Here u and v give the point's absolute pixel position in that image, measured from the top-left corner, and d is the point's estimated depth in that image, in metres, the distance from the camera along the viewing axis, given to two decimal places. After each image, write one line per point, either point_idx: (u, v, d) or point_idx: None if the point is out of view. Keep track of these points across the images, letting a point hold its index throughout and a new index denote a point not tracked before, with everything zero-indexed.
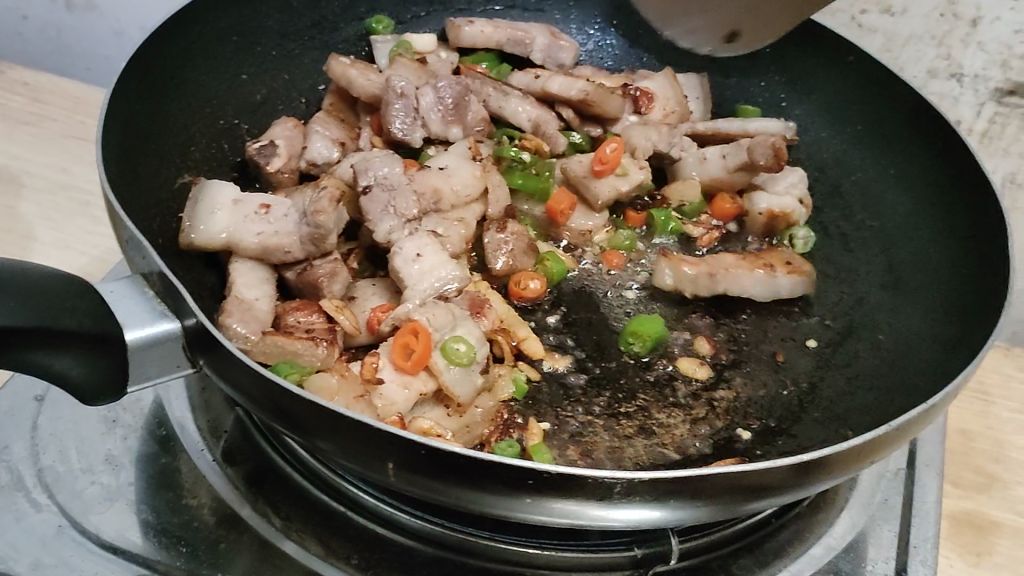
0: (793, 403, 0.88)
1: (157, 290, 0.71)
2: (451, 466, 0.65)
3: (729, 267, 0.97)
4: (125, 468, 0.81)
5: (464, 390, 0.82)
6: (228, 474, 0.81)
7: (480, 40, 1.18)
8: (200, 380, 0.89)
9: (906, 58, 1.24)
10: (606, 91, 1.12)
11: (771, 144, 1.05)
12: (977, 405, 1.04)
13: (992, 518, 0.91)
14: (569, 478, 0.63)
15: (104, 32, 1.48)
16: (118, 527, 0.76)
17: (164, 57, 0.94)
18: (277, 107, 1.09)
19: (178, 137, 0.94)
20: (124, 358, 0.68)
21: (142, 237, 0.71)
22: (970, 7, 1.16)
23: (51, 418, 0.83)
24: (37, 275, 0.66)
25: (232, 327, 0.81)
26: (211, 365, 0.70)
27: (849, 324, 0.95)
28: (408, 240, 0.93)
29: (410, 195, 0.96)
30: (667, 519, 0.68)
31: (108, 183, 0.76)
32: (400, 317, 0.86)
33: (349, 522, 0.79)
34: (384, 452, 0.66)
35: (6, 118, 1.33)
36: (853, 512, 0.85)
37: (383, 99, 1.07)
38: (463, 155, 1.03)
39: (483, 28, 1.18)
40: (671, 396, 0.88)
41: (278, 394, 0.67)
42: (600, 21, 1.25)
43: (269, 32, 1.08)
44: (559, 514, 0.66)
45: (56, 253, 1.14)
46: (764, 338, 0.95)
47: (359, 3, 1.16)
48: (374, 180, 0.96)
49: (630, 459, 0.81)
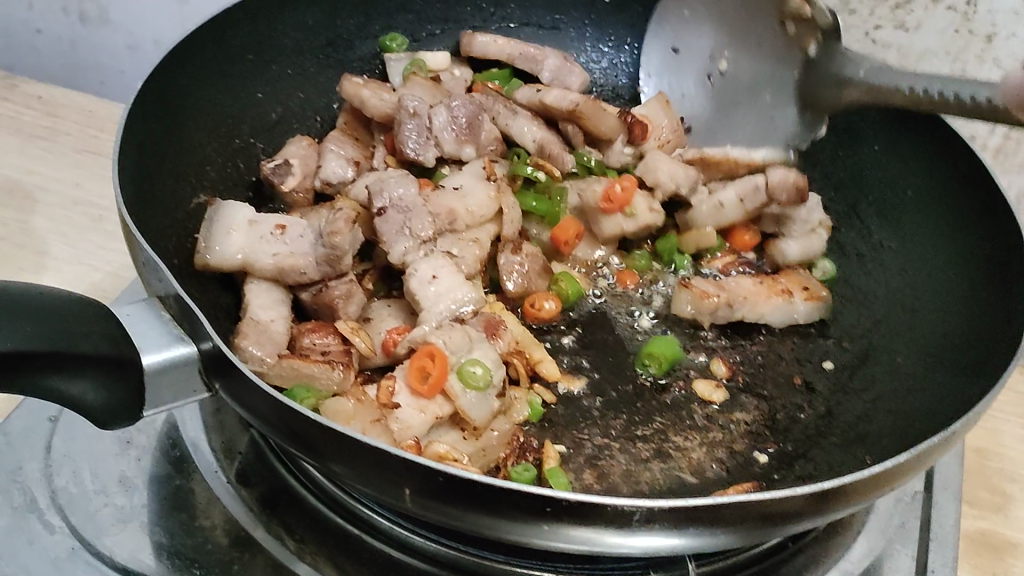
0: (810, 427, 0.88)
1: (173, 313, 0.71)
2: (468, 491, 0.63)
3: (745, 290, 0.97)
4: (138, 489, 0.80)
5: (481, 414, 0.81)
6: (242, 495, 0.81)
7: (493, 51, 1.19)
8: (214, 401, 0.88)
9: (920, 74, 1.23)
10: (597, 106, 1.11)
11: (792, 182, 1.02)
12: (993, 424, 1.04)
13: (1009, 539, 0.90)
14: (588, 504, 0.61)
15: (117, 46, 1.49)
16: (131, 549, 0.76)
17: (181, 77, 0.94)
18: (292, 125, 1.10)
19: (194, 157, 0.94)
20: (141, 384, 0.68)
21: (159, 260, 0.71)
22: (985, 24, 1.16)
23: (64, 439, 0.83)
24: (53, 297, 0.66)
25: (247, 350, 0.80)
26: (227, 390, 0.70)
27: (868, 348, 0.95)
28: (425, 262, 0.93)
29: (426, 216, 0.96)
30: (685, 546, 0.67)
31: (125, 205, 0.75)
32: (416, 340, 0.87)
33: (363, 545, 0.78)
34: (401, 475, 0.64)
35: (19, 133, 1.33)
36: (869, 535, 0.85)
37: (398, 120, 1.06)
38: (478, 174, 1.03)
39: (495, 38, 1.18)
40: (688, 419, 0.88)
41: (292, 417, 0.66)
42: (614, 38, 1.25)
43: (285, 51, 1.08)
44: (577, 540, 0.65)
45: (69, 269, 1.14)
46: (781, 361, 0.95)
47: (374, 20, 1.16)
48: (389, 201, 0.96)
49: (647, 482, 0.82)
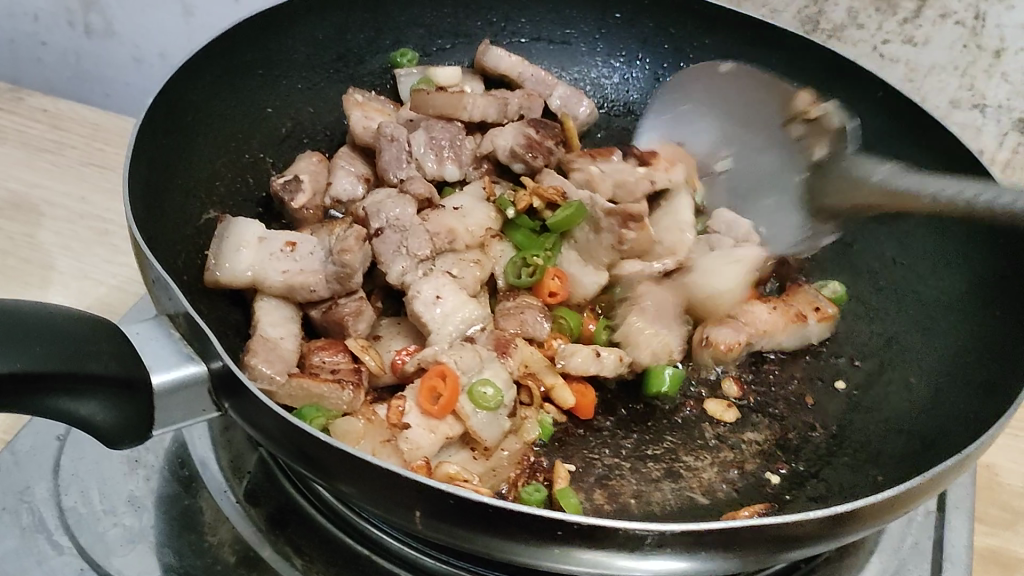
0: (821, 447, 0.87)
1: (183, 331, 0.69)
2: (477, 514, 0.62)
3: (763, 321, 0.95)
4: (146, 509, 0.80)
5: (491, 433, 0.83)
6: (251, 515, 0.80)
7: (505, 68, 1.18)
8: (223, 419, 0.88)
9: (928, 88, 1.22)
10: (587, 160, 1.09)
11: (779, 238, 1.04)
12: (1003, 441, 1.03)
13: (1021, 557, 0.89)
14: (599, 529, 0.60)
15: (123, 59, 1.49)
16: (140, 571, 0.75)
17: (191, 91, 0.94)
18: (302, 140, 1.09)
19: (203, 173, 0.93)
20: (152, 403, 0.67)
21: (168, 278, 0.70)
22: (993, 38, 1.15)
23: (73, 458, 0.82)
24: (63, 316, 0.65)
25: (257, 368, 0.80)
26: (236, 409, 0.69)
27: (880, 366, 0.94)
28: (427, 283, 0.92)
29: (422, 235, 0.97)
30: (700, 570, 0.66)
31: (134, 222, 0.75)
32: (427, 358, 0.86)
33: (373, 566, 0.78)
34: (410, 499, 0.63)
35: (25, 146, 1.33)
36: (881, 555, 0.84)
37: (377, 146, 1.07)
38: (477, 195, 1.05)
39: (508, 55, 1.18)
40: (699, 438, 0.88)
41: (300, 439, 0.65)
42: (625, 54, 1.25)
43: (295, 65, 1.08)
44: (587, 563, 0.64)
45: (76, 283, 1.13)
46: (792, 381, 0.95)
47: (384, 35, 1.17)
48: (386, 222, 0.97)
49: (658, 502, 0.81)
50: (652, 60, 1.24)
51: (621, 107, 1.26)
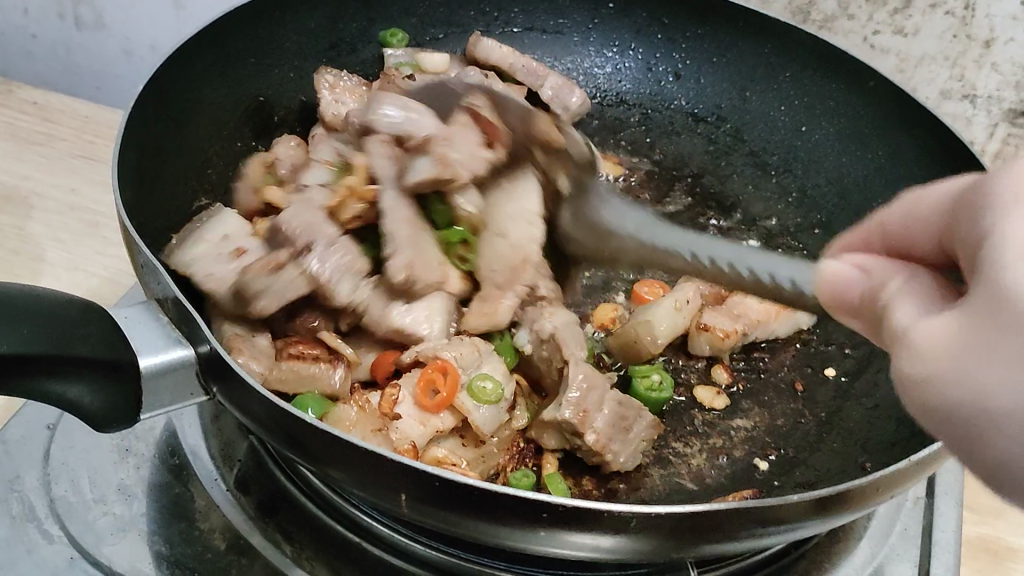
0: (810, 434, 0.88)
1: (171, 317, 0.70)
2: (465, 498, 0.62)
3: (752, 311, 0.95)
4: (137, 497, 0.80)
5: (490, 426, 0.83)
6: (241, 503, 0.80)
7: (496, 57, 1.18)
8: (214, 407, 0.88)
9: (918, 79, 1.23)
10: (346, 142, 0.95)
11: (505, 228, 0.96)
12: None
13: (1009, 545, 0.90)
14: (586, 512, 0.61)
15: (113, 51, 1.48)
16: (130, 559, 0.75)
17: (181, 79, 0.94)
18: (294, 130, 1.09)
19: (195, 162, 0.94)
20: (139, 387, 0.67)
21: (157, 263, 0.70)
22: (984, 29, 1.15)
23: (63, 447, 0.82)
24: (51, 300, 0.65)
25: (248, 358, 0.80)
26: (225, 393, 0.69)
27: (870, 354, 0.95)
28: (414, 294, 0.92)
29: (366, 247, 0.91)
30: (687, 552, 0.66)
31: (124, 208, 0.75)
32: (425, 352, 0.87)
33: (363, 553, 0.78)
34: (398, 483, 0.63)
35: (15, 138, 1.33)
36: (870, 541, 0.85)
37: None
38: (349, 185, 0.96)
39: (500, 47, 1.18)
40: (689, 424, 0.88)
41: (289, 423, 0.65)
42: (618, 44, 1.25)
43: (287, 54, 1.08)
44: (573, 546, 0.64)
45: (66, 274, 1.13)
46: (783, 368, 0.95)
47: (375, 24, 1.17)
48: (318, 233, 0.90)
49: (646, 489, 0.82)
50: (645, 50, 1.25)
51: (612, 96, 1.26)
